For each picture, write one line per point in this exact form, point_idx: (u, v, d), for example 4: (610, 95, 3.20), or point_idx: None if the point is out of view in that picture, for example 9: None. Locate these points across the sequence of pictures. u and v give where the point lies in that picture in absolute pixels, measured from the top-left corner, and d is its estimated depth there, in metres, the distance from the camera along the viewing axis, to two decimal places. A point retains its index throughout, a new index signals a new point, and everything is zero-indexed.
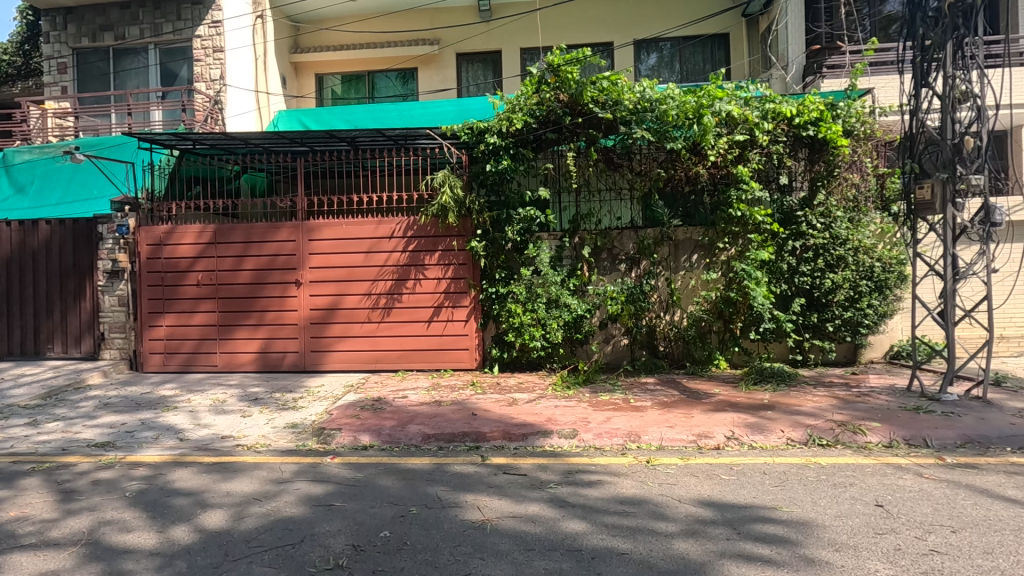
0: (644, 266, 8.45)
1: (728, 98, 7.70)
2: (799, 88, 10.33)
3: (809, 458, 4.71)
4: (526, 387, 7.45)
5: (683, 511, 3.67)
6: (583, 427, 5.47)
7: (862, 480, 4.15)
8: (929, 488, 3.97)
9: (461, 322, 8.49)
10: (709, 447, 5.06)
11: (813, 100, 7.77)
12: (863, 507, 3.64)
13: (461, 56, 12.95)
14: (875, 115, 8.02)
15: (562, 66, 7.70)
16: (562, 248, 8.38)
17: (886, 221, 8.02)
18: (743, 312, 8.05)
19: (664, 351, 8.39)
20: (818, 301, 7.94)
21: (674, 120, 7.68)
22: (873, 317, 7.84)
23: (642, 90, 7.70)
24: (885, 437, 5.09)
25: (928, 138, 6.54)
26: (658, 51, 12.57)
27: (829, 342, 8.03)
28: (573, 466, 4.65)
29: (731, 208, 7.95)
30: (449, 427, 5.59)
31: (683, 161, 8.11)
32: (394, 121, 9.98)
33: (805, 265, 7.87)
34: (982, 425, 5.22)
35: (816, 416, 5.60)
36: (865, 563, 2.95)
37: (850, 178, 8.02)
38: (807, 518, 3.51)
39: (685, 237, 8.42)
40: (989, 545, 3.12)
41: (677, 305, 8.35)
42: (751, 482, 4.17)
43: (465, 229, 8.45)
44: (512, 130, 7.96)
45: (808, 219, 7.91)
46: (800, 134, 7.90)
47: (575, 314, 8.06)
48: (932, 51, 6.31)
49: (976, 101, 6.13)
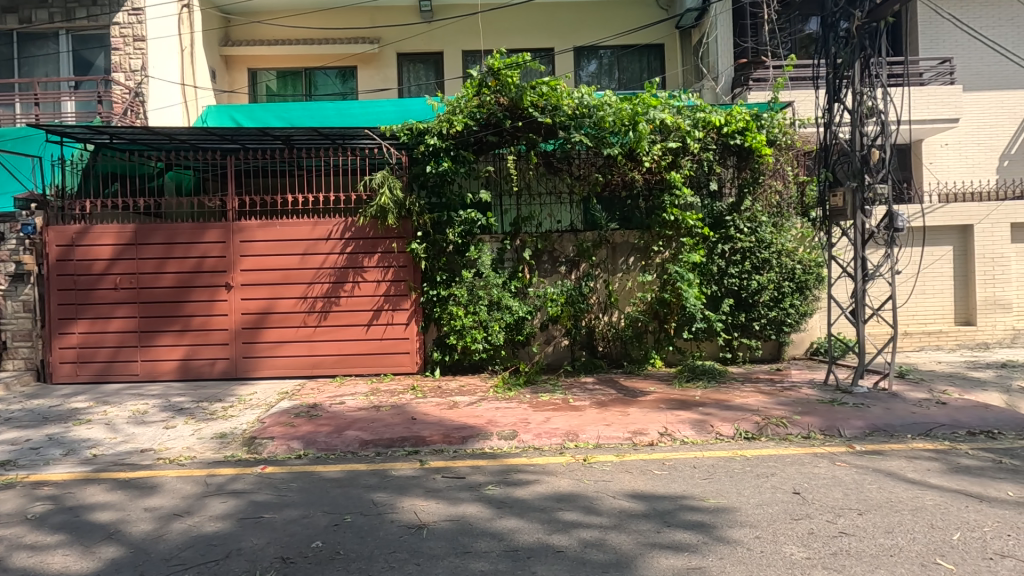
0: (583, 269, 8.64)
1: (661, 107, 8.01)
2: (728, 98, 10.87)
3: (736, 451, 4.95)
4: (467, 390, 7.43)
5: (617, 505, 3.77)
6: (522, 428, 5.52)
7: (782, 470, 4.40)
8: (840, 474, 4.26)
9: (401, 326, 8.38)
10: (643, 444, 5.23)
11: (739, 110, 8.19)
12: (782, 495, 3.86)
13: (402, 56, 12.80)
14: (796, 126, 8.54)
15: (502, 70, 7.71)
16: (503, 251, 8.44)
17: (806, 226, 8.54)
18: (676, 312, 8.35)
19: (602, 351, 8.61)
20: (745, 301, 8.37)
21: (610, 127, 7.91)
22: (795, 316, 8.36)
23: (580, 96, 7.85)
24: (804, 428, 5.44)
25: (840, 150, 7.05)
26: (597, 58, 12.89)
27: (756, 341, 8.49)
28: (511, 467, 4.68)
29: (665, 213, 8.23)
30: (388, 432, 5.49)
31: (620, 167, 8.32)
32: (333, 120, 9.73)
33: (734, 267, 8.29)
34: (888, 415, 5.67)
35: (743, 411, 5.90)
36: (782, 547, 3.13)
37: (773, 185, 8.52)
38: (732, 507, 3.68)
39: (622, 240, 8.70)
40: (890, 525, 3.38)
41: (615, 306, 8.58)
42: (682, 476, 4.33)
43: (405, 230, 8.36)
44: (452, 131, 7.95)
45: (736, 223, 8.32)
46: (727, 142, 8.30)
47: (516, 316, 8.09)
48: (843, 69, 6.82)
49: (881, 117, 6.66)
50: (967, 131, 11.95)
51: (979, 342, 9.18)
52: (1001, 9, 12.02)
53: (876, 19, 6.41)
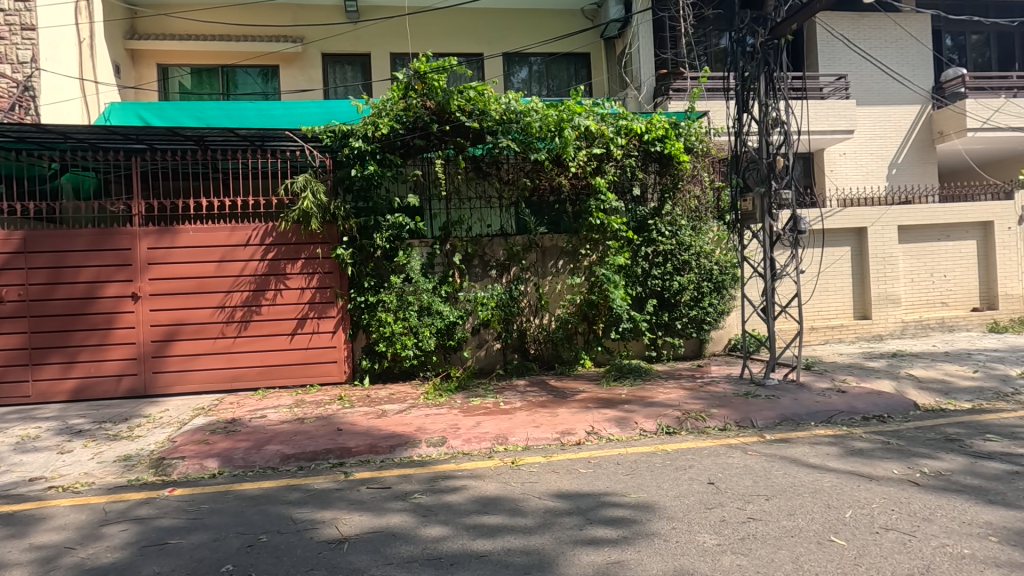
0: (514, 272, 8.72)
1: (586, 114, 8.20)
2: (650, 107, 11.35)
3: (658, 446, 5.15)
4: (397, 398, 7.28)
5: (541, 505, 3.82)
6: (452, 433, 5.48)
7: (699, 462, 4.62)
8: (751, 463, 4.53)
9: (328, 334, 8.12)
10: (571, 443, 5.34)
11: (659, 118, 8.53)
12: (698, 486, 4.05)
13: (327, 56, 12.43)
14: (711, 135, 9.00)
15: (429, 73, 7.67)
16: (432, 255, 8.37)
17: (722, 229, 9.01)
18: (604, 313, 8.56)
19: (534, 354, 8.71)
20: (668, 302, 8.74)
21: (537, 132, 8.01)
22: (713, 314, 8.80)
23: (507, 102, 7.90)
24: (721, 421, 5.74)
25: (748, 157, 7.50)
26: (528, 65, 13.08)
27: (679, 339, 8.87)
28: (439, 473, 4.64)
29: (591, 217, 8.42)
30: (312, 444, 5.29)
31: (547, 172, 8.46)
32: (252, 121, 9.28)
33: (656, 269, 8.64)
34: (795, 405, 6.08)
35: (666, 406, 6.14)
36: (695, 536, 3.27)
37: (691, 190, 8.94)
38: (650, 500, 3.82)
39: (551, 243, 8.85)
40: (793, 507, 3.62)
41: (546, 309, 8.72)
42: (606, 473, 4.44)
43: (330, 235, 8.13)
44: (378, 134, 7.82)
45: (658, 227, 8.66)
46: (649, 149, 8.65)
47: (447, 321, 8.02)
48: (749, 82, 7.28)
49: (784, 127, 7.15)
50: (861, 142, 13.09)
51: (874, 334, 10.03)
52: (886, 32, 13.24)
53: (777, 37, 6.92)
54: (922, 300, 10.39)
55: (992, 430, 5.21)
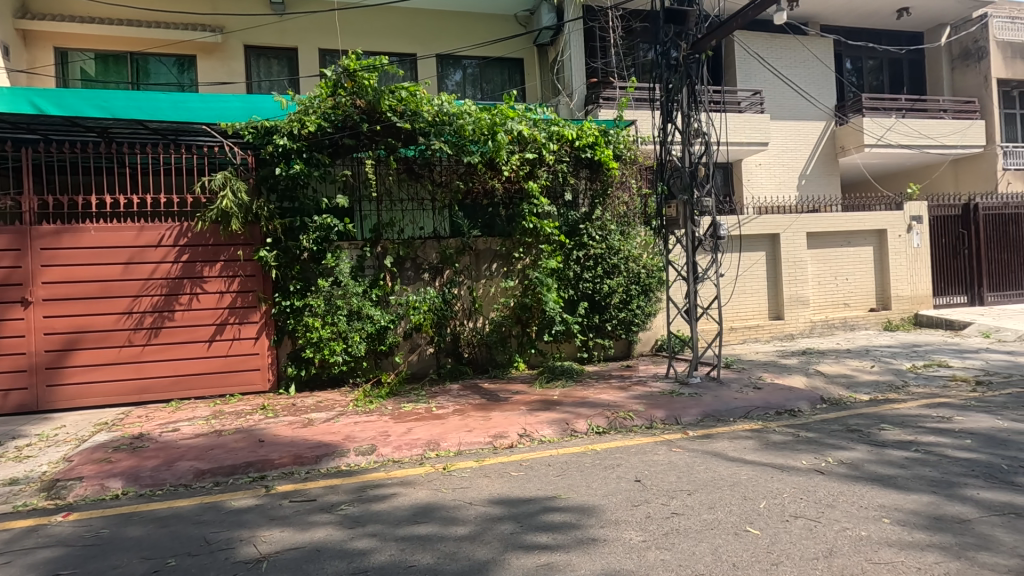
0: (447, 276, 8.63)
1: (519, 118, 8.28)
2: (581, 114, 11.73)
3: (587, 446, 5.25)
4: (325, 406, 7.02)
5: (473, 511, 3.80)
6: (382, 441, 5.34)
7: (627, 460, 4.74)
8: (675, 459, 4.72)
9: (250, 340, 7.70)
10: (503, 447, 5.35)
11: (589, 126, 8.74)
12: (625, 484, 4.17)
13: (250, 49, 11.83)
14: (638, 143, 9.30)
15: (359, 71, 7.47)
16: (363, 258, 8.14)
17: (649, 234, 9.32)
18: (537, 316, 8.64)
19: (468, 357, 8.67)
20: (599, 304, 8.94)
21: (470, 135, 8.00)
22: (641, 316, 9.08)
23: (440, 103, 7.81)
24: (648, 420, 5.94)
25: (673, 165, 7.83)
26: (462, 68, 13.03)
27: (609, 340, 9.12)
28: (368, 482, 4.50)
29: (525, 220, 8.48)
30: (230, 458, 4.98)
31: (480, 175, 8.46)
32: (165, 113, 8.65)
33: (588, 272, 8.82)
34: (717, 401, 6.40)
35: (596, 407, 6.29)
36: (623, 534, 3.36)
37: (620, 196, 9.21)
38: (580, 501, 3.89)
39: (485, 246, 8.87)
40: (713, 500, 3.80)
41: (479, 312, 8.71)
42: (537, 475, 4.47)
43: (252, 237, 7.74)
44: (304, 132, 7.52)
45: (589, 231, 8.85)
46: (580, 155, 8.82)
47: (378, 326, 7.80)
48: (673, 94, 7.60)
49: (705, 138, 7.51)
50: (775, 154, 14.01)
51: (786, 333, 10.73)
52: (795, 53, 14.28)
53: (698, 51, 7.28)
54: (828, 302, 11.26)
55: (887, 420, 5.70)
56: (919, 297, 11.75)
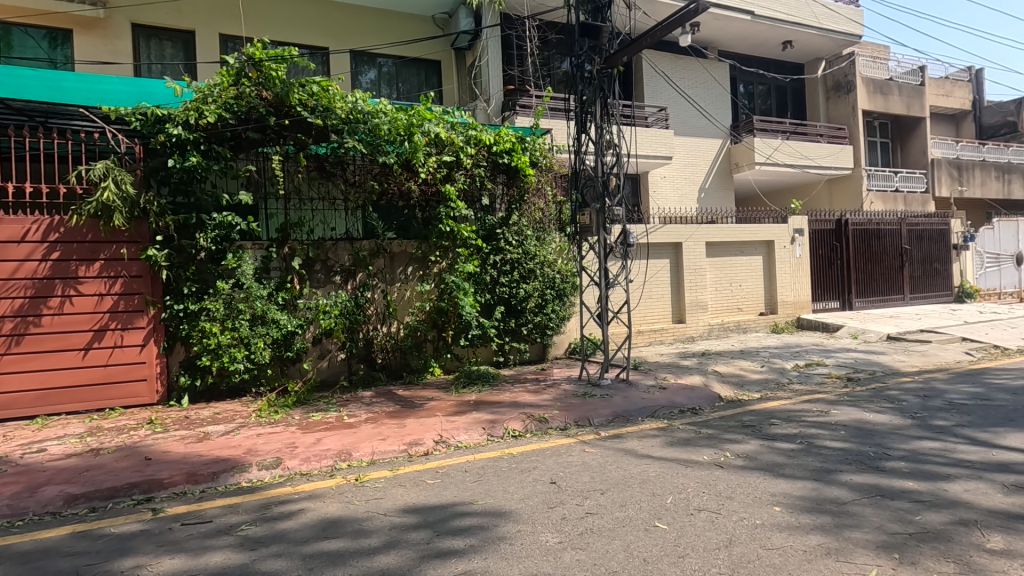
0: (360, 279, 8.34)
1: (436, 120, 8.18)
2: (499, 120, 11.89)
3: (504, 450, 5.27)
4: (223, 418, 6.50)
5: (387, 522, 3.67)
6: (288, 453, 5.03)
7: (543, 462, 4.81)
8: (588, 459, 4.86)
9: (135, 348, 6.98)
10: (418, 455, 5.23)
11: (507, 131, 8.83)
12: (542, 486, 4.23)
13: (138, 28, 10.78)
14: (553, 151, 9.51)
15: (265, 61, 6.99)
16: (268, 259, 7.65)
17: (563, 240, 9.54)
18: (453, 320, 8.56)
19: (381, 363, 8.44)
20: (514, 308, 9.03)
21: (385, 135, 7.78)
22: (556, 320, 9.27)
23: (354, 101, 7.53)
24: (562, 422, 6.07)
25: (586, 175, 8.10)
26: (377, 67, 12.68)
27: (524, 344, 9.24)
28: (272, 499, 4.22)
29: (441, 224, 8.39)
30: (109, 480, 4.47)
31: (396, 176, 8.27)
32: (34, 92, 7.66)
33: (504, 276, 8.88)
34: (626, 402, 6.67)
35: (513, 410, 6.34)
36: (539, 536, 3.39)
37: (536, 203, 9.36)
38: (497, 505, 3.89)
39: (400, 249, 8.67)
40: (625, 498, 3.95)
41: (394, 316, 8.51)
42: (454, 482, 4.41)
43: (140, 234, 7.04)
44: (202, 123, 6.95)
45: (506, 236, 8.90)
46: (497, 161, 8.88)
47: (284, 331, 7.37)
48: (588, 106, 7.85)
49: (616, 150, 7.81)
50: (679, 168, 14.90)
51: (688, 336, 11.44)
52: (697, 74, 15.33)
53: (611, 66, 7.57)
54: (723, 306, 12.17)
55: (775, 415, 6.23)
56: (800, 302, 12.98)
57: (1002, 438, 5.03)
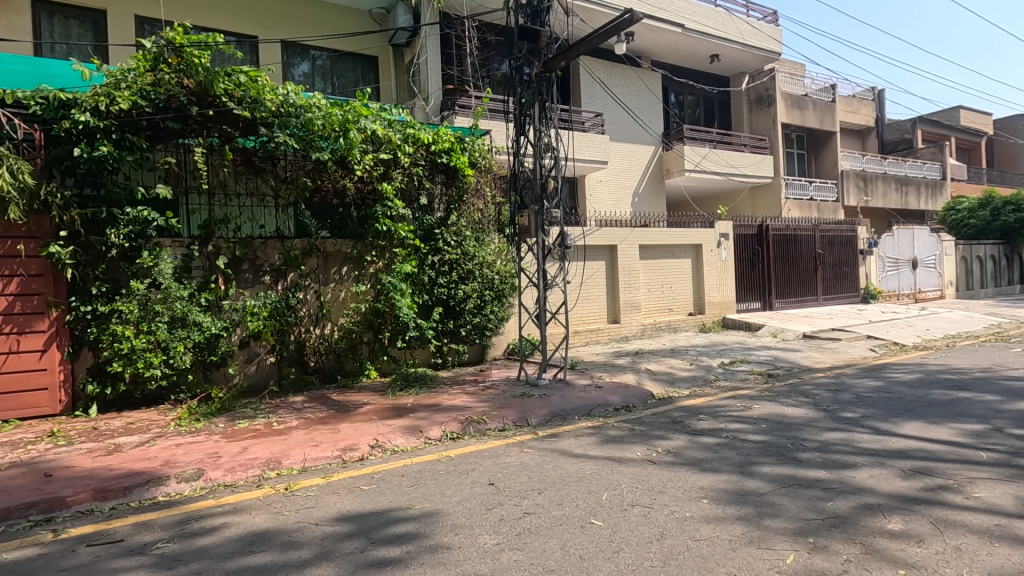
0: (291, 279, 8.00)
1: (373, 117, 7.99)
2: (437, 119, 11.86)
3: (442, 452, 5.21)
4: (137, 428, 6.03)
5: (319, 532, 3.54)
6: (211, 464, 4.75)
7: (480, 464, 4.80)
8: (526, 459, 4.89)
9: (34, 354, 6.37)
10: (353, 460, 5.08)
11: (445, 131, 8.76)
12: (479, 488, 4.21)
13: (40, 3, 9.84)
14: (492, 153, 9.52)
15: (187, 47, 6.58)
16: (189, 258, 7.18)
17: (502, 241, 9.56)
18: (390, 322, 8.38)
19: (314, 366, 8.14)
20: (453, 309, 8.95)
21: (319, 131, 7.50)
22: (494, 321, 9.27)
23: (285, 94, 7.21)
24: (500, 423, 6.08)
25: (525, 177, 8.16)
26: (310, 59, 12.19)
27: (463, 345, 9.18)
28: (193, 513, 3.96)
29: (378, 223, 8.18)
30: (1, 501, 4.03)
31: (330, 173, 7.99)
32: None
33: (442, 277, 8.78)
34: (562, 402, 6.78)
35: (451, 412, 6.28)
36: (476, 538, 3.38)
37: (475, 203, 9.32)
38: (434, 509, 3.83)
39: (334, 249, 8.41)
40: (561, 497, 4.00)
41: (327, 318, 8.22)
42: (389, 487, 4.31)
43: (39, 229, 6.44)
44: (115, 109, 6.43)
45: (444, 236, 8.81)
46: (435, 160, 8.78)
47: (208, 334, 6.94)
48: (526, 108, 7.91)
49: (555, 153, 7.91)
50: (614, 172, 15.32)
51: (622, 335, 11.77)
52: (631, 82, 15.84)
53: (549, 70, 7.67)
54: (655, 307, 12.62)
55: (702, 411, 6.52)
56: (725, 303, 13.68)
57: (901, 427, 5.51)
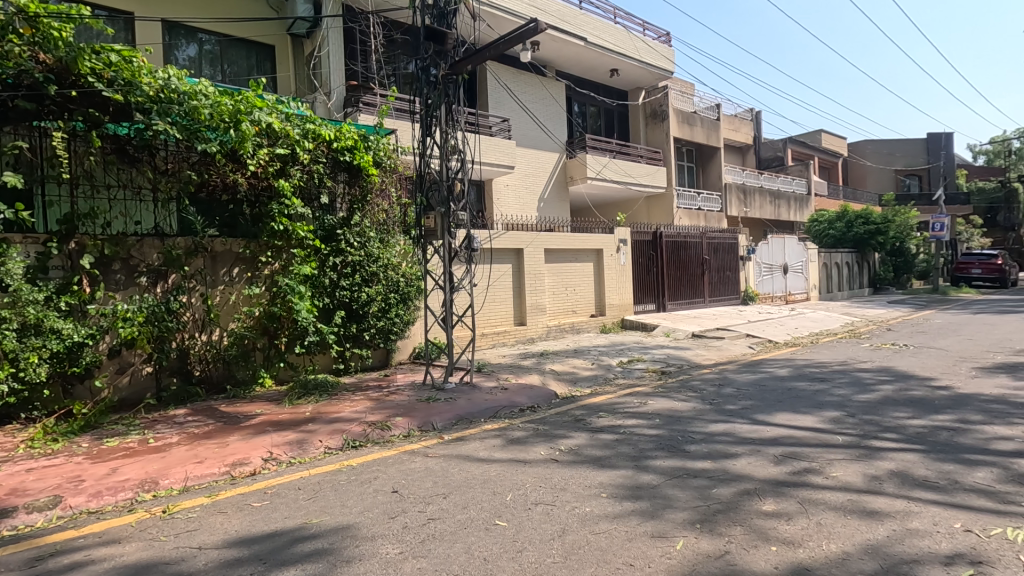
0: (172, 280, 7.32)
1: (268, 109, 7.50)
2: (340, 115, 11.45)
3: (342, 462, 5.01)
4: None
5: (203, 558, 3.25)
6: (71, 489, 4.21)
7: (384, 472, 4.67)
8: (431, 464, 4.83)
9: None
10: (243, 475, 4.73)
11: (348, 128, 8.44)
12: (383, 497, 4.09)
13: None
14: (398, 152, 9.32)
15: (44, 18, 5.85)
16: (46, 257, 6.30)
17: (408, 243, 9.37)
18: (287, 327, 7.92)
19: (199, 376, 7.50)
20: (356, 313, 8.62)
21: (206, 120, 6.92)
22: (400, 324, 9.05)
23: (165, 78, 6.59)
24: (404, 428, 5.96)
25: (432, 178, 8.04)
26: (197, 43, 11.24)
27: (367, 350, 8.86)
28: (48, 547, 3.48)
29: (274, 222, 7.71)
30: None
31: (219, 166, 7.42)
32: None
33: (345, 279, 8.42)
34: (469, 404, 6.78)
35: (353, 420, 6.05)
36: (378, 549, 3.28)
37: (380, 204, 9.06)
38: (334, 523, 3.67)
39: (223, 248, 7.81)
40: (467, 500, 3.99)
41: (215, 323, 7.61)
42: (284, 502, 4.07)
43: None
44: None
45: (347, 237, 8.48)
46: (338, 158, 8.43)
47: (69, 342, 6.13)
48: (433, 109, 7.81)
49: (462, 156, 7.88)
50: (521, 177, 15.59)
51: (528, 337, 11.99)
52: (536, 90, 16.24)
53: (456, 73, 7.67)
54: (560, 309, 13.01)
55: (602, 408, 6.82)
56: (624, 304, 14.41)
57: (773, 417, 6.11)
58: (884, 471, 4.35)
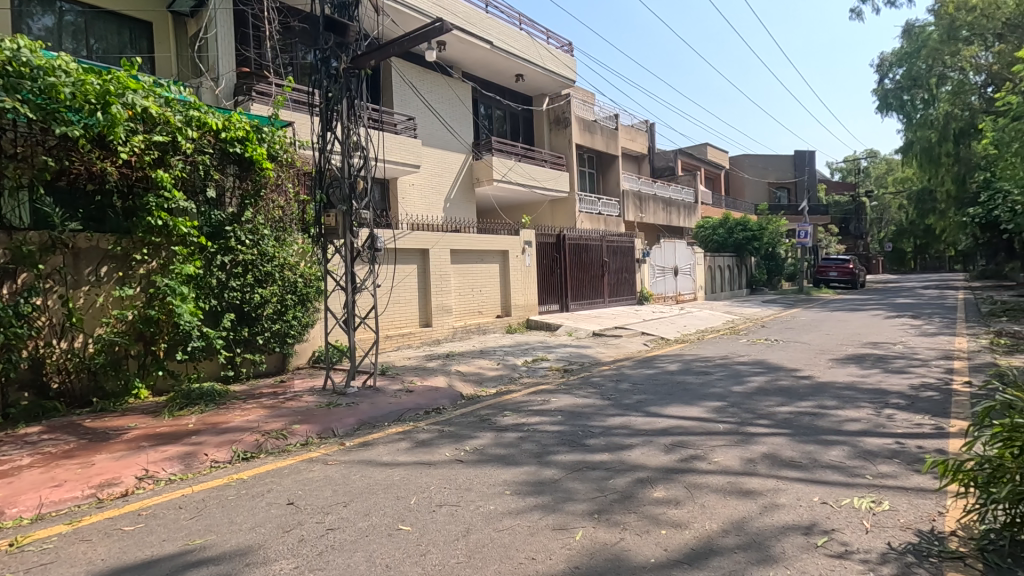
0: (24, 280, 6.38)
1: (143, 92, 6.77)
2: (229, 103, 10.67)
3: (231, 476, 4.66)
4: None
5: None
6: None
7: (278, 483, 4.40)
8: (331, 472, 4.64)
9: None
10: (112, 498, 4.24)
11: (238, 118, 7.86)
12: (277, 510, 3.86)
13: None
14: (295, 146, 8.87)
15: None
16: None
17: (306, 242, 8.94)
18: (166, 331, 7.23)
19: (58, 389, 6.66)
20: (247, 315, 8.08)
21: (67, 101, 6.11)
22: (297, 327, 8.63)
23: (13, 49, 5.70)
24: (302, 436, 5.67)
25: (332, 175, 7.71)
26: (55, 12, 9.91)
27: (260, 355, 8.32)
28: None
29: (150, 216, 6.99)
30: None
31: (83, 153, 6.60)
32: None
33: (234, 280, 7.85)
34: (371, 408, 6.59)
35: (244, 430, 5.65)
36: (271, 566, 3.09)
37: (274, 200, 8.57)
38: (221, 542, 3.41)
39: (88, 245, 6.98)
40: (368, 507, 3.88)
41: (77, 329, 6.75)
42: (162, 524, 3.71)
43: None
44: None
45: (237, 234, 7.91)
46: (226, 149, 7.84)
47: None
48: (333, 103, 7.49)
49: (364, 153, 7.63)
50: (427, 177, 15.41)
51: (433, 338, 11.87)
52: (442, 90, 16.12)
53: (357, 67, 7.43)
54: (466, 310, 13.02)
55: (507, 407, 6.92)
56: (529, 305, 14.72)
57: (665, 409, 6.53)
58: (758, 454, 4.81)
